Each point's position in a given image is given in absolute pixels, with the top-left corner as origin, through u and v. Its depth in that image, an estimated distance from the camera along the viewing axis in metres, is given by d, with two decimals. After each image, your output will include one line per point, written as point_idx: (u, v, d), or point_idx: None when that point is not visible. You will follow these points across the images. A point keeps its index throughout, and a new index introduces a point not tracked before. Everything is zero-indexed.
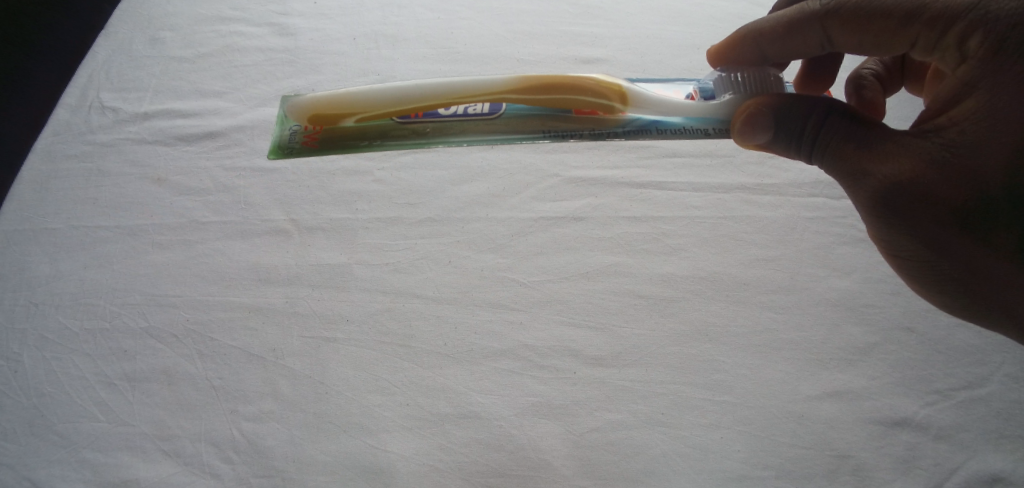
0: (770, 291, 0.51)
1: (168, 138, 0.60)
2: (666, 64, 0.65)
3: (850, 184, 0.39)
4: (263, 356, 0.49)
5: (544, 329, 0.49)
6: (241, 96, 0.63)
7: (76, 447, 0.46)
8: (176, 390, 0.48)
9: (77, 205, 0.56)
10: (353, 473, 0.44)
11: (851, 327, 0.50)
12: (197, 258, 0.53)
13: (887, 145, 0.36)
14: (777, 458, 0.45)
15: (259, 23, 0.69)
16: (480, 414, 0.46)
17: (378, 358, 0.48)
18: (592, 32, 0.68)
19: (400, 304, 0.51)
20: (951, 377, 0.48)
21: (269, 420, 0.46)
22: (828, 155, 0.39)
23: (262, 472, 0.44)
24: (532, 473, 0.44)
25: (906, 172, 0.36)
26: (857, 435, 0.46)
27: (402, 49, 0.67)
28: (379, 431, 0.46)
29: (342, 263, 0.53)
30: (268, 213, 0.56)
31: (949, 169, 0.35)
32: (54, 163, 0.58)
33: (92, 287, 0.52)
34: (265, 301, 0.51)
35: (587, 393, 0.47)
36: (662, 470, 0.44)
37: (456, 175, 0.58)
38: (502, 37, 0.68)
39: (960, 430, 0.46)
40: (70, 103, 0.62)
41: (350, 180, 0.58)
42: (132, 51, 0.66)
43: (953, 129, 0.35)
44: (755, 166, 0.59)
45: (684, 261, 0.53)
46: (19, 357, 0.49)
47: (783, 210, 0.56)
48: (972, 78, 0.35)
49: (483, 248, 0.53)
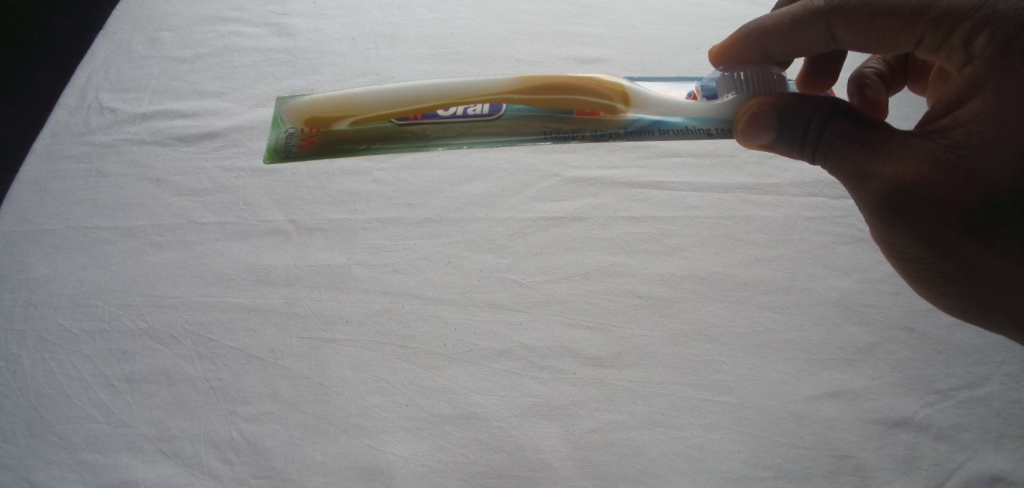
0: (770, 291, 0.51)
1: (167, 139, 0.60)
2: (666, 64, 0.65)
3: (853, 184, 0.39)
4: (263, 356, 0.49)
5: (543, 329, 0.49)
6: (241, 96, 0.63)
7: (75, 448, 0.46)
8: (176, 392, 0.47)
9: (76, 205, 0.56)
10: (353, 474, 0.44)
11: (851, 327, 0.50)
12: (196, 258, 0.53)
13: (892, 145, 0.36)
14: (777, 458, 0.45)
15: (258, 23, 0.69)
16: (480, 415, 0.46)
17: (378, 358, 0.48)
18: (592, 32, 0.68)
19: (399, 304, 0.50)
20: (951, 377, 0.48)
21: (269, 421, 0.46)
22: (831, 155, 0.39)
23: (262, 474, 0.44)
24: (532, 473, 0.44)
25: (910, 172, 0.36)
26: (857, 435, 0.46)
27: (402, 49, 0.66)
28: (379, 432, 0.46)
29: (342, 264, 0.53)
30: (267, 213, 0.56)
31: (954, 170, 0.35)
32: (54, 163, 0.58)
33: (92, 288, 0.52)
34: (265, 302, 0.51)
35: (587, 393, 0.47)
36: (662, 470, 0.44)
37: (456, 175, 0.58)
38: (502, 37, 0.68)
39: (960, 430, 0.46)
40: (69, 103, 0.62)
41: (349, 181, 0.58)
42: (132, 51, 0.66)
43: (959, 130, 0.35)
44: (755, 166, 0.59)
45: (684, 262, 0.53)
46: (19, 358, 0.49)
47: (783, 210, 0.56)
48: (979, 78, 0.34)
49: (483, 249, 0.53)
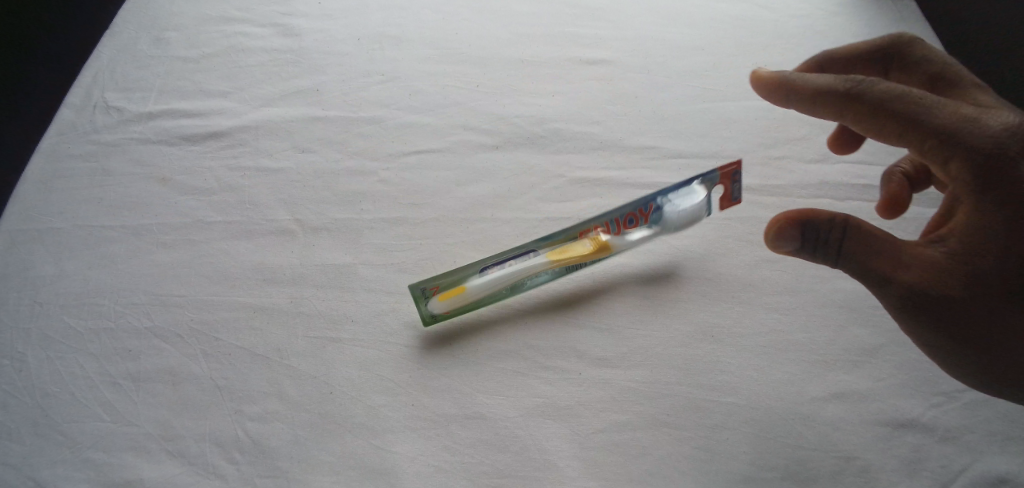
0: (776, 293, 0.51)
1: (173, 138, 0.60)
2: (669, 66, 0.65)
3: (872, 286, 0.41)
4: (268, 356, 0.49)
5: (550, 331, 0.50)
6: (245, 96, 0.63)
7: (80, 446, 0.45)
8: (181, 391, 0.48)
9: (82, 204, 0.56)
10: (359, 474, 0.44)
11: (857, 329, 0.50)
12: (202, 257, 0.53)
13: (904, 256, 0.39)
14: (788, 460, 0.44)
15: (264, 24, 0.69)
16: (486, 415, 0.46)
17: (384, 358, 0.48)
18: (597, 34, 0.68)
19: (405, 304, 0.51)
20: (957, 378, 0.48)
21: (275, 420, 0.46)
22: (852, 266, 0.40)
23: (267, 473, 0.44)
24: (539, 473, 0.44)
25: (920, 278, 0.39)
26: (867, 437, 0.45)
27: (407, 49, 0.67)
28: (384, 431, 0.45)
29: (347, 264, 0.53)
30: (273, 212, 0.56)
31: (965, 271, 0.38)
32: (60, 162, 0.58)
33: (98, 287, 0.52)
34: (271, 302, 0.51)
35: (593, 393, 0.47)
36: (669, 471, 0.44)
37: (462, 175, 0.58)
38: (506, 38, 0.68)
39: (968, 432, 0.46)
40: (75, 102, 0.62)
41: (354, 180, 0.58)
42: (137, 51, 0.66)
43: (957, 240, 0.38)
44: (760, 167, 0.58)
45: (689, 262, 0.53)
46: (24, 356, 0.49)
47: (789, 211, 0.56)
48: (967, 190, 0.38)
49: (488, 249, 0.53)
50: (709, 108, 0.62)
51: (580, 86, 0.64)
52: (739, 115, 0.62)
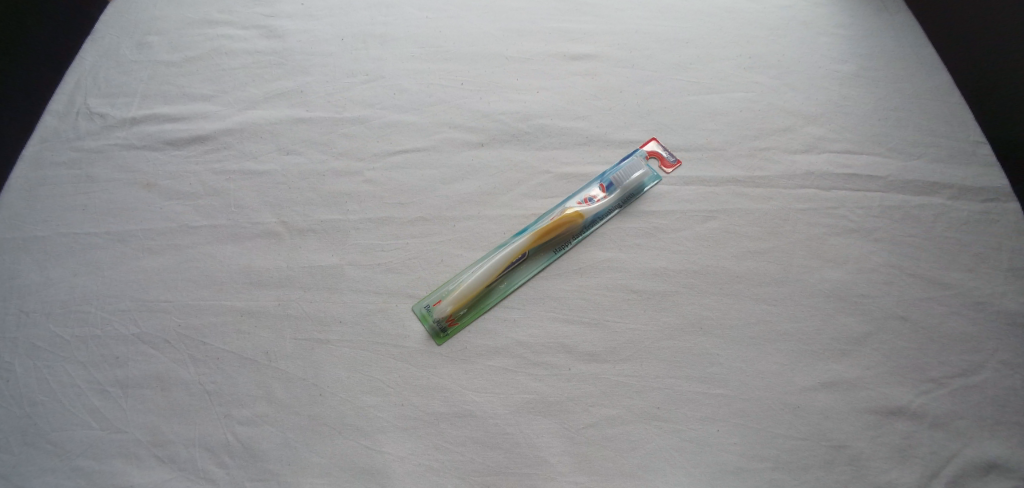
0: (764, 284, 0.51)
1: (157, 143, 0.60)
2: (655, 59, 0.65)
3: None
4: (257, 359, 0.48)
5: (538, 326, 0.49)
6: (230, 99, 0.63)
7: (70, 455, 0.46)
8: (170, 396, 0.47)
9: (67, 211, 0.56)
10: (350, 475, 0.44)
11: (845, 317, 0.50)
12: (189, 262, 0.53)
13: None
14: (774, 450, 0.45)
15: (247, 25, 0.68)
16: (476, 413, 0.46)
17: (373, 359, 0.48)
18: (583, 28, 0.67)
19: (394, 304, 0.50)
20: (945, 365, 0.48)
21: (265, 424, 0.46)
22: None
23: (257, 476, 0.44)
24: (529, 470, 0.44)
25: None
26: (853, 425, 0.46)
27: (392, 48, 0.66)
28: (375, 432, 0.46)
29: (334, 265, 0.52)
30: (259, 215, 0.55)
31: None
32: (44, 170, 0.58)
33: (83, 294, 0.52)
34: (259, 305, 0.51)
35: (583, 389, 0.47)
36: (658, 465, 0.44)
37: (448, 174, 0.58)
38: (492, 34, 0.67)
39: (955, 418, 0.46)
40: (58, 109, 0.62)
41: (340, 181, 0.57)
42: (120, 55, 0.66)
43: None
44: (746, 158, 0.58)
45: (677, 255, 0.53)
46: (11, 366, 0.49)
47: (776, 202, 0.56)
48: None
49: (475, 247, 0.53)
50: (695, 100, 0.62)
51: (566, 82, 0.64)
52: (725, 106, 0.61)
